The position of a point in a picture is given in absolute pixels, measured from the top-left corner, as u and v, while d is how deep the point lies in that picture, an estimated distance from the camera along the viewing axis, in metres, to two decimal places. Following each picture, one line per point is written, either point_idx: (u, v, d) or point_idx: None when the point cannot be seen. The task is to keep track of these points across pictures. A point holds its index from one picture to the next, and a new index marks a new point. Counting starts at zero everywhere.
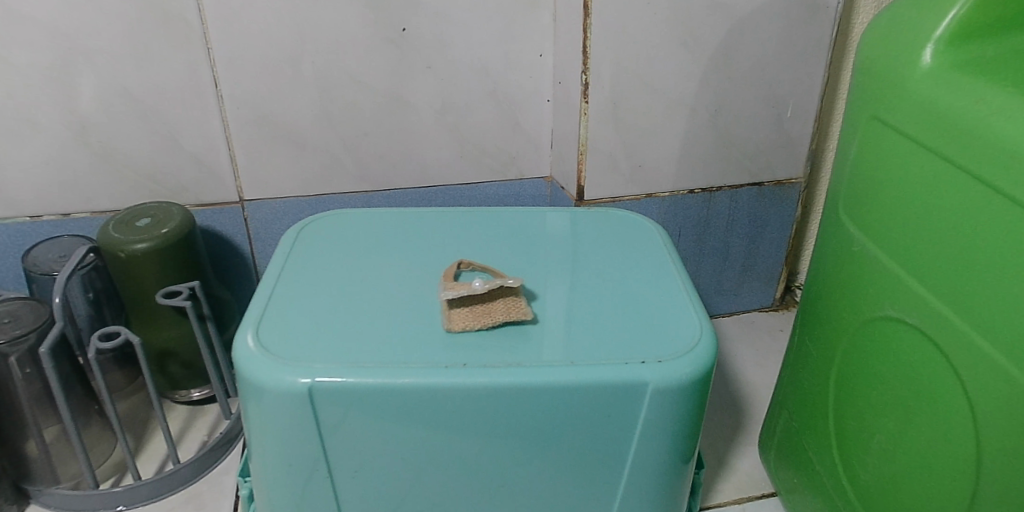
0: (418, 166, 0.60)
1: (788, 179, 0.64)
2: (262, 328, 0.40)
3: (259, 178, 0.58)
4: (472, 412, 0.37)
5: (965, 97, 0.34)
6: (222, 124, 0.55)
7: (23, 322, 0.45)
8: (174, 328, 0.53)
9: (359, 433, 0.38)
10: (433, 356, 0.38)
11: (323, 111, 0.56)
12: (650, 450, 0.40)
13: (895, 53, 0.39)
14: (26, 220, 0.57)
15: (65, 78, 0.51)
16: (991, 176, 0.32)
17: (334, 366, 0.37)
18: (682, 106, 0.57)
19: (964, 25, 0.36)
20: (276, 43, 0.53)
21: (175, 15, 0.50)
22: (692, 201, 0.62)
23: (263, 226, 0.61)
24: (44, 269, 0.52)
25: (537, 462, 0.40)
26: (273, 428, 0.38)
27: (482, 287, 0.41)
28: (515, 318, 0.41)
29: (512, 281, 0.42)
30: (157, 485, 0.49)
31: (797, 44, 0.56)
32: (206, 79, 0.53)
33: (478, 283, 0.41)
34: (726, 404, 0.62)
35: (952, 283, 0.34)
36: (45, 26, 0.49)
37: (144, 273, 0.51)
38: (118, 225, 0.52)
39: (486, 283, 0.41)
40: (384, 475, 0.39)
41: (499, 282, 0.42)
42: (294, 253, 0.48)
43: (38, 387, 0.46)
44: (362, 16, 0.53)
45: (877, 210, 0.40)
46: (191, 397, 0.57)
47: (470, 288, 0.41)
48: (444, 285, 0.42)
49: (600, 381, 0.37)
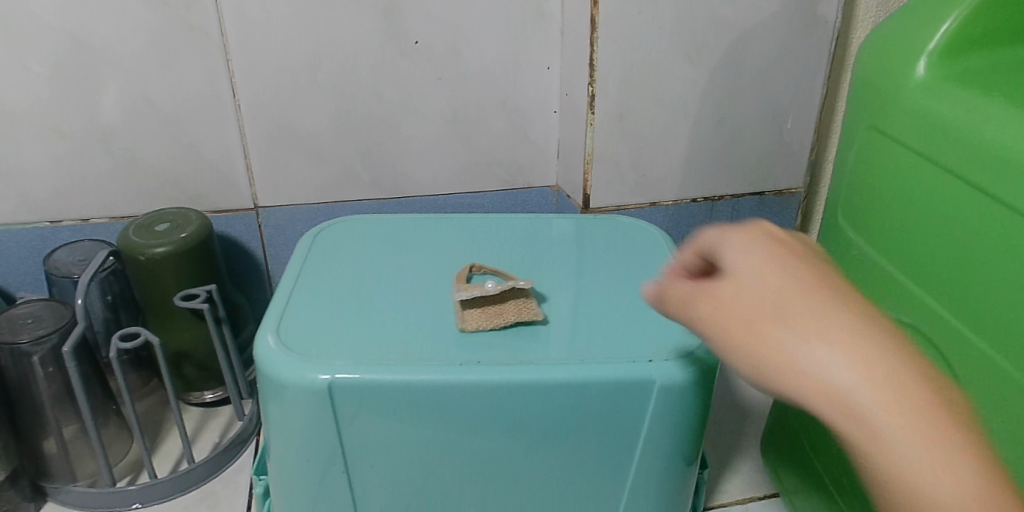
0: (428, 175, 0.62)
1: (788, 190, 0.66)
2: (282, 328, 0.41)
3: (274, 185, 0.60)
4: (486, 407, 0.38)
5: (959, 107, 0.35)
6: (240, 133, 0.57)
7: (47, 322, 0.46)
8: (191, 330, 0.55)
9: (378, 428, 0.39)
10: (447, 354, 0.39)
11: (336, 121, 0.58)
12: (655, 447, 0.41)
13: (892, 64, 0.40)
14: (46, 225, 0.58)
15: (91, 87, 0.53)
16: (988, 185, 0.33)
17: (353, 363, 0.38)
18: (685, 118, 0.58)
19: (954, 38, 0.38)
20: (292, 55, 0.54)
21: (199, 27, 0.52)
22: (697, 210, 0.64)
23: (277, 233, 0.62)
24: (65, 272, 0.53)
25: (545, 457, 0.41)
26: (295, 423, 0.39)
27: (494, 288, 0.42)
28: (526, 318, 0.42)
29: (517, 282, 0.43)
30: (173, 483, 0.50)
31: (797, 58, 0.58)
32: (226, 89, 0.55)
33: (490, 285, 0.42)
34: (730, 408, 0.63)
35: (950, 286, 0.36)
36: (74, 37, 0.51)
37: (162, 277, 0.52)
38: (138, 230, 0.53)
39: (497, 286, 0.43)
40: (397, 470, 0.40)
41: (507, 286, 0.43)
42: (312, 256, 0.49)
43: (59, 385, 0.47)
44: (376, 29, 0.55)
45: (878, 215, 0.41)
46: (205, 399, 0.58)
47: (482, 290, 0.42)
48: (460, 284, 0.44)
49: (608, 377, 0.38)
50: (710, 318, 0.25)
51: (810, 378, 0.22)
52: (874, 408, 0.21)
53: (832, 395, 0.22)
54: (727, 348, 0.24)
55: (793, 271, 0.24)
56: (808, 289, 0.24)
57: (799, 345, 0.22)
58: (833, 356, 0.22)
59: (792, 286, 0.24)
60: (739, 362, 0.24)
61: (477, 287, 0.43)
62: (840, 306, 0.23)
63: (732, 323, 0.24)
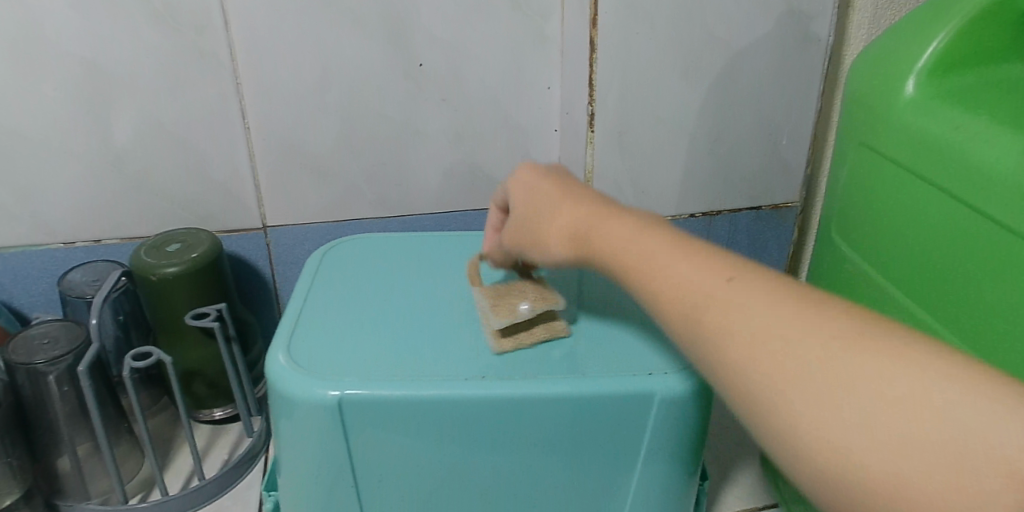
0: (432, 192, 0.63)
1: (785, 204, 0.67)
2: (292, 347, 0.42)
3: (282, 204, 0.61)
4: (490, 420, 0.39)
5: (949, 126, 0.37)
6: (249, 154, 0.58)
7: (62, 343, 0.48)
8: (201, 349, 0.56)
9: (385, 443, 0.40)
10: (455, 369, 0.40)
11: (341, 141, 0.59)
12: (656, 459, 0.42)
13: (883, 83, 0.41)
14: (60, 246, 0.59)
15: (106, 112, 0.55)
16: (980, 203, 0.34)
17: (362, 379, 0.39)
18: (682, 134, 0.60)
19: (942, 57, 0.39)
20: (300, 77, 0.56)
21: (209, 52, 0.54)
22: (695, 224, 0.65)
23: (285, 252, 0.63)
24: (79, 292, 0.54)
25: (548, 471, 0.41)
26: (306, 439, 0.40)
27: (528, 312, 0.42)
28: (556, 334, 0.43)
29: (550, 298, 0.43)
30: (184, 499, 0.51)
31: (792, 74, 0.60)
32: (235, 111, 0.56)
33: (523, 309, 0.42)
34: (729, 420, 0.63)
35: (942, 300, 0.37)
36: (89, 64, 0.53)
37: (173, 296, 0.54)
38: (150, 250, 0.54)
39: (533, 305, 0.43)
40: (403, 484, 0.41)
41: (544, 308, 0.43)
42: (319, 275, 0.50)
43: (73, 404, 0.48)
44: (382, 51, 0.56)
45: (871, 231, 0.42)
46: (214, 417, 0.59)
47: (516, 314, 0.42)
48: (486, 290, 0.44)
49: (609, 391, 0.40)
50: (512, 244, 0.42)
51: (571, 249, 0.37)
52: (670, 269, 0.31)
53: (616, 258, 0.34)
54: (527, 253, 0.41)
55: (541, 187, 0.40)
56: (543, 189, 0.40)
57: (556, 236, 0.38)
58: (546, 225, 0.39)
59: (539, 196, 0.40)
60: (539, 260, 0.40)
61: (510, 300, 0.43)
62: (572, 197, 0.38)
63: (529, 241, 0.40)
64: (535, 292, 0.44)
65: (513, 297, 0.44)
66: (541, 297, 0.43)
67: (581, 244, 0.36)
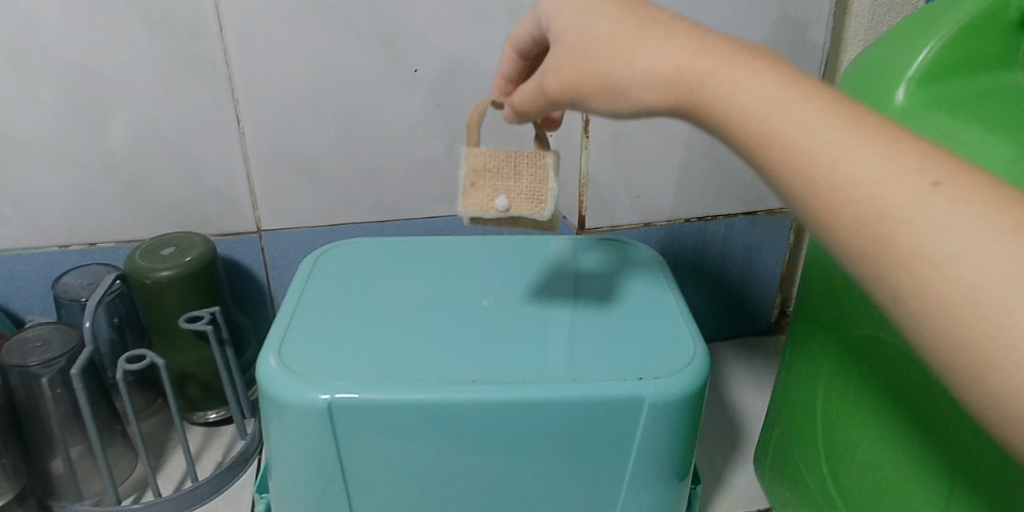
0: (427, 197, 0.63)
1: (780, 209, 0.67)
2: (283, 350, 0.42)
3: (278, 208, 0.61)
4: (479, 423, 0.39)
5: (938, 136, 0.37)
6: (244, 159, 0.59)
7: (56, 345, 0.48)
8: (195, 352, 0.56)
9: (375, 446, 0.40)
10: (445, 373, 0.40)
11: (337, 146, 0.59)
12: (646, 463, 0.42)
13: (873, 91, 0.41)
14: (55, 249, 0.60)
15: (101, 116, 0.55)
16: None
17: (351, 383, 0.39)
18: (677, 140, 0.60)
19: (933, 65, 0.39)
20: (296, 82, 0.56)
21: (205, 58, 0.54)
22: (690, 230, 0.65)
23: (280, 255, 0.64)
24: (73, 295, 0.55)
25: (538, 474, 0.42)
26: (295, 442, 0.40)
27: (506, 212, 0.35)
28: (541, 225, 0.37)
29: (540, 206, 0.35)
30: (177, 501, 0.51)
31: None
32: (231, 116, 0.57)
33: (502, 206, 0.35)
34: (722, 424, 0.63)
35: None
36: (85, 69, 0.53)
37: (167, 300, 0.54)
38: (144, 254, 0.55)
39: (511, 205, 0.35)
40: (394, 486, 0.41)
41: (524, 215, 0.35)
42: (313, 279, 0.51)
43: (67, 406, 0.48)
44: (377, 57, 0.56)
45: None
46: (208, 419, 0.59)
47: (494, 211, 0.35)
48: (477, 156, 0.36)
49: (598, 396, 0.40)
50: (557, 92, 0.32)
51: (660, 83, 0.29)
52: (785, 110, 0.25)
53: (724, 94, 0.27)
54: (581, 101, 0.31)
55: (596, 8, 0.31)
56: (612, 20, 0.30)
57: (647, 80, 0.29)
58: (627, 64, 0.29)
59: (608, 29, 0.30)
60: (601, 109, 0.31)
61: (492, 188, 0.35)
62: (660, 28, 0.29)
63: (587, 82, 0.30)
64: (529, 181, 0.36)
65: (500, 182, 0.36)
66: (531, 195, 0.36)
67: (676, 77, 0.28)
